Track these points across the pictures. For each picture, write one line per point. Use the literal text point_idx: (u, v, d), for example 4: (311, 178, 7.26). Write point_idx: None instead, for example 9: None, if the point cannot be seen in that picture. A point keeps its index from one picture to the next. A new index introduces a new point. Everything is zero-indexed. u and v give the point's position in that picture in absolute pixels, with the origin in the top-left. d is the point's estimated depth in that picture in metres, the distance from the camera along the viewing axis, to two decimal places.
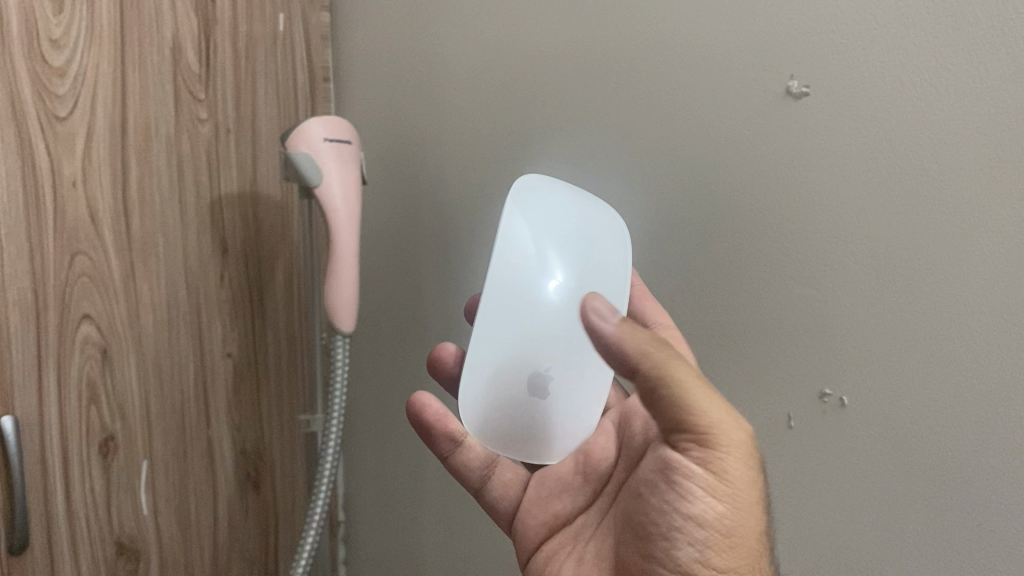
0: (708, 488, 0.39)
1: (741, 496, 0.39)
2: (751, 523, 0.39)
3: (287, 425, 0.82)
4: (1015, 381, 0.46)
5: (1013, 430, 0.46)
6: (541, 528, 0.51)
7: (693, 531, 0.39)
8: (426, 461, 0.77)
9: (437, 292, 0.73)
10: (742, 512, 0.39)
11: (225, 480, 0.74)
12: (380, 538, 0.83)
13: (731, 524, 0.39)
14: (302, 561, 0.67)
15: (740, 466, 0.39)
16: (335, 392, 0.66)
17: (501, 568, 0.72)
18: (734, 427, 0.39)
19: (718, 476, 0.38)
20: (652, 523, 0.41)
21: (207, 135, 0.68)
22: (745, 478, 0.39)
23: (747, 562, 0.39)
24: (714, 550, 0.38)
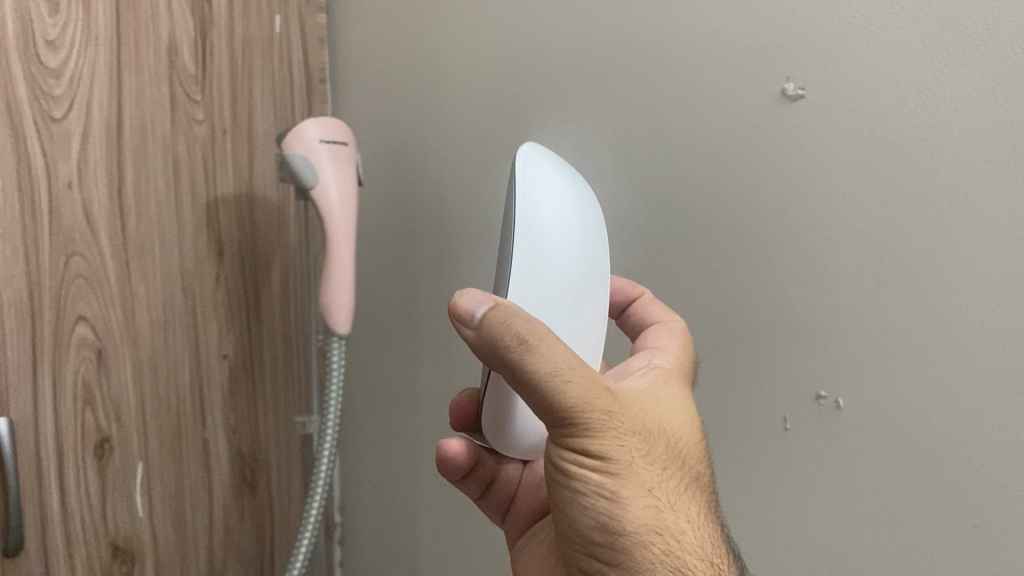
0: (577, 458, 0.37)
1: (612, 451, 0.37)
2: (638, 473, 0.37)
3: (282, 427, 0.82)
4: (1009, 384, 0.46)
5: (1009, 432, 0.46)
6: (533, 510, 0.53)
7: (586, 502, 0.37)
8: (422, 462, 0.77)
9: (433, 293, 0.73)
10: (621, 465, 0.37)
11: (221, 481, 0.74)
12: (375, 538, 0.83)
13: (616, 483, 0.37)
14: (298, 563, 0.67)
15: (608, 423, 0.37)
16: (331, 393, 0.66)
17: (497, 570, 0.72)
18: (590, 383, 0.36)
19: (583, 441, 0.36)
20: (560, 512, 0.39)
21: (203, 136, 0.68)
22: (605, 427, 0.37)
23: (647, 513, 0.37)
24: (610, 518, 0.37)
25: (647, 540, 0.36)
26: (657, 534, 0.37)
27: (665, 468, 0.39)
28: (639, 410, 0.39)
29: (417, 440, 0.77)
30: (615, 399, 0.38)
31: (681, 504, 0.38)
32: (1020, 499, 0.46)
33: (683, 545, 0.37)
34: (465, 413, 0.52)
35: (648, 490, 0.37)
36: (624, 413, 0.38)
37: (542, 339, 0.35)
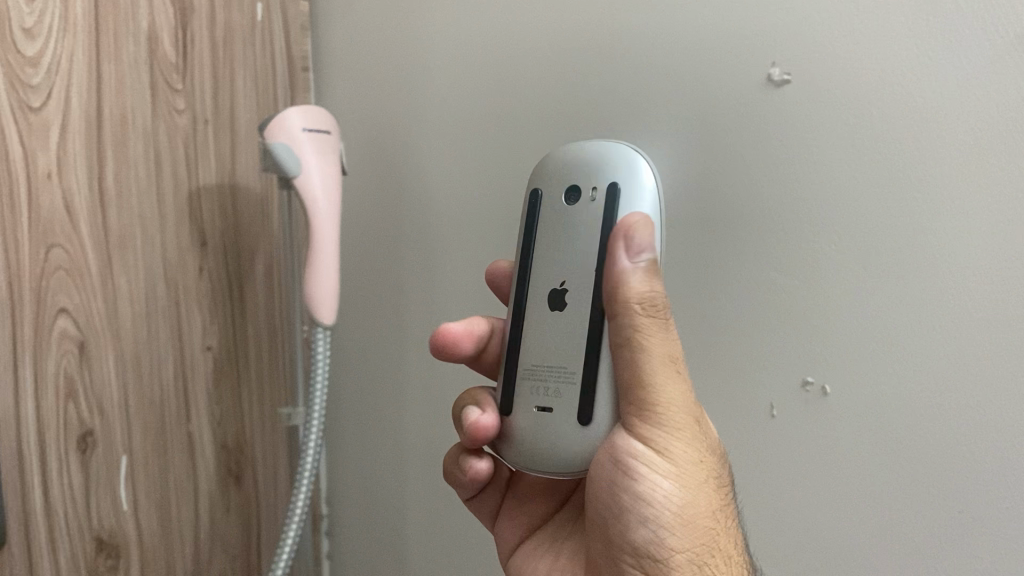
0: (655, 465, 0.41)
1: (686, 467, 0.42)
2: (701, 494, 0.42)
3: (267, 420, 0.80)
4: (992, 365, 0.46)
5: (992, 414, 0.46)
6: (517, 529, 0.54)
7: (651, 514, 0.41)
8: (408, 452, 0.77)
9: (418, 283, 0.73)
10: (691, 481, 0.42)
11: (207, 474, 0.73)
12: (362, 530, 0.83)
13: (683, 499, 0.41)
14: (284, 557, 0.66)
15: (687, 439, 0.42)
16: (317, 385, 0.66)
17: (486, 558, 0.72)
18: (682, 397, 0.42)
19: (663, 452, 0.41)
20: (617, 521, 0.43)
21: (185, 126, 0.68)
22: (684, 442, 0.42)
23: (704, 530, 0.42)
24: (670, 530, 0.41)
25: (698, 556, 0.41)
26: (709, 553, 0.41)
27: (721, 494, 0.44)
28: (710, 439, 0.44)
29: (404, 429, 0.77)
30: (697, 421, 0.43)
31: (728, 528, 0.43)
32: (1005, 484, 0.46)
33: (725, 565, 0.42)
34: (484, 435, 0.45)
35: (709, 510, 0.42)
36: (699, 435, 0.43)
37: (666, 315, 0.41)
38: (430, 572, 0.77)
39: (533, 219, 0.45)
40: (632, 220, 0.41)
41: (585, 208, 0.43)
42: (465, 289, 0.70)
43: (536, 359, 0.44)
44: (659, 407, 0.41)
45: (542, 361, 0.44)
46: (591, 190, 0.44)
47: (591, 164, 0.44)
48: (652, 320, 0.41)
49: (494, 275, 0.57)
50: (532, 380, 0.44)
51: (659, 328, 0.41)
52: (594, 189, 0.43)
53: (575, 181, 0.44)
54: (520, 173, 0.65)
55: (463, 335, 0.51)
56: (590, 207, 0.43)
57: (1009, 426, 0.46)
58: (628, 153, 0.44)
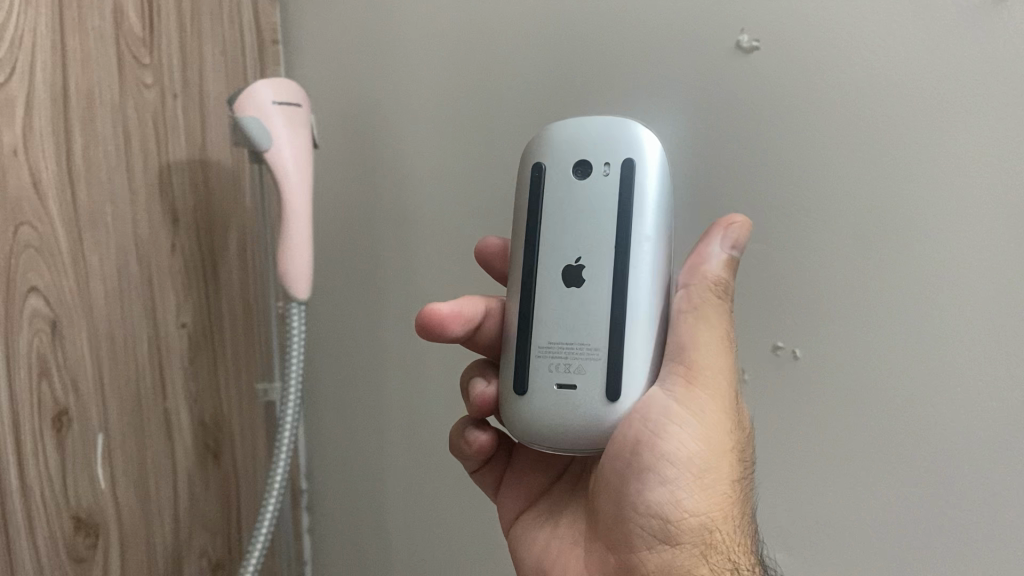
0: (686, 426, 0.42)
1: (713, 434, 0.43)
2: (723, 463, 0.43)
3: (244, 396, 0.80)
4: (955, 322, 0.48)
5: (954, 368, 0.48)
6: (518, 501, 0.54)
7: (671, 475, 0.42)
8: (387, 424, 0.77)
9: (392, 256, 0.73)
10: (717, 449, 0.43)
11: (184, 451, 0.73)
12: (341, 502, 0.83)
13: (705, 465, 0.42)
14: (263, 532, 0.66)
15: (721, 408, 0.43)
16: (293, 359, 0.65)
17: (467, 525, 0.73)
18: (722, 369, 0.43)
19: (695, 415, 0.42)
20: (631, 482, 0.43)
21: (153, 101, 0.67)
22: (717, 411, 0.43)
23: (720, 498, 0.43)
24: (687, 493, 0.42)
25: (711, 522, 0.42)
26: (721, 519, 0.43)
27: (740, 468, 0.45)
28: (739, 416, 0.45)
29: (382, 402, 0.77)
30: (730, 393, 0.44)
31: (741, 501, 0.44)
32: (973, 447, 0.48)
33: (733, 536, 0.43)
34: (488, 406, 0.48)
35: (729, 481, 0.43)
36: (730, 406, 0.44)
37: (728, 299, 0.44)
38: (411, 542, 0.78)
39: (539, 195, 0.44)
40: (736, 218, 0.45)
41: (598, 182, 0.42)
42: (441, 260, 0.70)
43: (551, 335, 0.42)
44: (699, 370, 0.42)
45: (558, 337, 0.42)
46: (604, 166, 0.43)
47: (598, 140, 0.43)
48: (718, 302, 0.43)
49: (489, 254, 0.56)
50: (546, 357, 0.42)
51: (721, 309, 0.43)
52: (607, 164, 0.43)
53: (583, 156, 0.43)
54: (493, 145, 0.65)
55: (451, 316, 0.50)
56: (604, 182, 0.42)
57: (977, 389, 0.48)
58: (633, 126, 0.43)
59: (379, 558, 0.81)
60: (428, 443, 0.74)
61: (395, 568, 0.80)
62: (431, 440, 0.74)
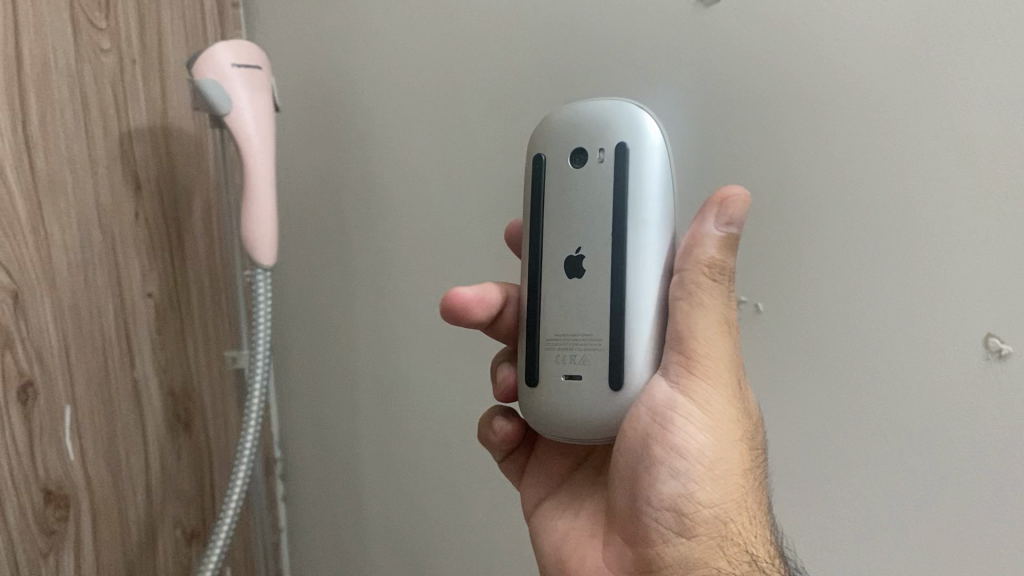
0: (694, 419, 0.40)
1: (722, 423, 0.41)
2: (734, 453, 0.42)
3: (214, 366, 0.80)
4: (922, 270, 0.46)
5: (916, 317, 0.47)
6: (536, 487, 0.53)
7: (681, 469, 0.41)
8: (358, 391, 0.77)
9: (360, 222, 0.72)
10: (728, 438, 0.41)
11: (155, 422, 0.73)
12: (314, 470, 0.83)
13: (716, 456, 0.41)
14: (234, 500, 0.66)
15: (728, 395, 0.41)
16: (260, 325, 0.65)
17: (439, 490, 0.73)
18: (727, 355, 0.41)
19: (702, 407, 0.40)
20: (643, 476, 0.42)
21: (111, 67, 0.65)
22: (725, 399, 0.41)
23: (734, 488, 0.41)
24: (699, 485, 0.41)
25: (725, 513, 0.41)
26: (735, 508, 0.41)
27: (753, 456, 0.43)
28: (746, 404, 0.43)
29: (353, 369, 0.76)
30: (738, 382, 0.42)
31: (755, 489, 0.43)
32: (937, 419, 0.46)
33: (749, 526, 0.42)
34: None
35: (742, 469, 0.42)
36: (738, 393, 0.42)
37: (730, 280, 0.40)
38: (384, 507, 0.78)
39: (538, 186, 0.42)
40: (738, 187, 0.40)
41: (593, 171, 0.40)
42: (407, 225, 0.69)
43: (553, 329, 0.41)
44: (706, 364, 0.40)
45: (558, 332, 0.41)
46: (596, 153, 0.40)
47: (593, 124, 0.40)
48: (714, 287, 0.39)
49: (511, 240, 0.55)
50: (552, 348, 0.41)
51: (720, 293, 0.40)
52: (602, 150, 0.40)
53: (580, 143, 0.41)
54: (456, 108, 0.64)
55: (476, 301, 0.48)
56: (598, 171, 0.40)
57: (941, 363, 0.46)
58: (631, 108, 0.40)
59: (354, 527, 0.81)
60: (398, 410, 0.74)
61: (370, 535, 0.80)
62: (402, 406, 0.74)
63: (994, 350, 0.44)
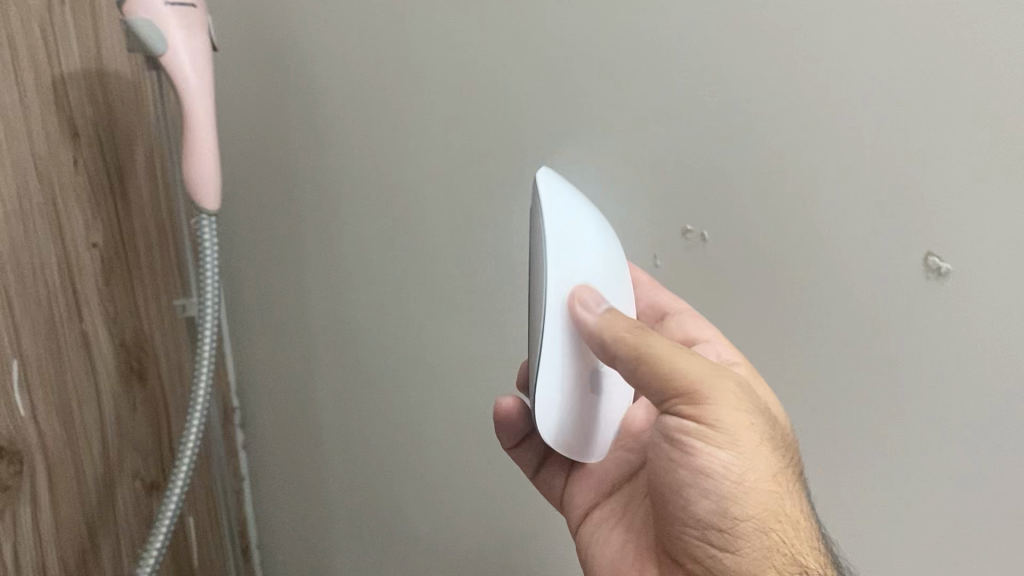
0: (707, 436, 0.36)
1: (746, 432, 0.37)
2: (762, 462, 0.37)
3: (167, 315, 0.78)
4: None
5: None
6: (589, 495, 0.49)
7: (709, 488, 0.37)
8: (316, 340, 0.76)
9: (309, 170, 0.69)
10: (755, 447, 0.37)
11: (107, 373, 0.72)
12: (274, 418, 0.83)
13: (743, 467, 0.37)
14: (188, 452, 0.65)
15: (741, 404, 0.37)
16: (207, 272, 0.64)
17: (398, 443, 0.72)
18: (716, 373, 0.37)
19: (711, 424, 0.37)
20: (676, 498, 0.39)
21: (39, 7, 0.62)
22: (739, 409, 0.37)
23: (771, 496, 0.37)
24: (730, 503, 0.37)
25: (766, 524, 0.37)
26: (777, 520, 0.37)
27: (791, 465, 0.39)
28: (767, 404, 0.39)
29: (310, 318, 0.75)
30: (744, 385, 0.38)
31: (798, 495, 0.39)
32: None
33: (795, 529, 0.38)
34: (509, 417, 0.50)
35: (777, 478, 0.38)
36: (751, 397, 0.38)
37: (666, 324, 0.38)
38: (346, 457, 0.77)
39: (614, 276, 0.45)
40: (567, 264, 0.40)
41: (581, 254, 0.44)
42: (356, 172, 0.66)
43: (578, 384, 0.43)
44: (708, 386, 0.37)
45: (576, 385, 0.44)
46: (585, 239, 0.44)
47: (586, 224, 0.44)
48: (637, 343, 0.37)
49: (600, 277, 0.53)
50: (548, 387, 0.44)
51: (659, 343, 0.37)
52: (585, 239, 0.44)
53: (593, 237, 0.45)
54: (382, 40, 0.60)
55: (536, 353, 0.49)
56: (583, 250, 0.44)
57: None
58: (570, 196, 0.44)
59: (318, 473, 0.81)
60: (356, 363, 0.73)
61: (334, 482, 0.80)
62: (359, 357, 0.72)
63: (933, 270, 0.38)
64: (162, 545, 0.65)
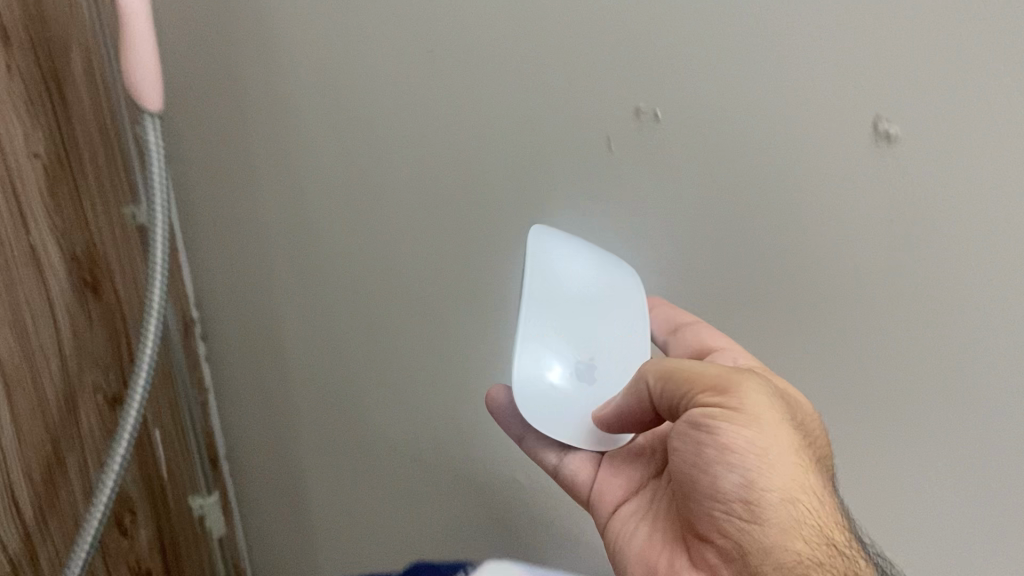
0: (733, 420, 0.43)
1: (779, 443, 0.43)
2: (785, 440, 0.43)
3: (116, 222, 0.77)
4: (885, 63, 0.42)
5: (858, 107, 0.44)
6: (615, 488, 0.54)
7: (733, 465, 0.42)
8: (274, 259, 0.72)
9: (249, 84, 0.64)
10: (778, 436, 0.43)
11: (60, 288, 0.70)
12: (234, 335, 0.80)
13: (764, 441, 0.43)
14: (145, 363, 0.65)
15: (766, 415, 0.43)
16: (155, 172, 0.62)
17: (363, 360, 0.72)
18: (744, 383, 0.44)
19: (745, 423, 0.43)
20: (698, 481, 0.44)
21: None
22: (766, 406, 0.44)
23: (800, 490, 0.42)
24: (758, 476, 0.42)
25: (792, 496, 0.42)
26: (800, 492, 0.42)
27: (812, 463, 0.44)
28: (794, 398, 0.46)
29: (263, 236, 0.72)
30: (777, 397, 0.45)
31: (818, 475, 0.44)
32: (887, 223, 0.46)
33: (818, 504, 0.43)
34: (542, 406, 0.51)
35: (803, 477, 0.43)
36: (779, 408, 0.44)
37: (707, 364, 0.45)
38: (308, 376, 0.77)
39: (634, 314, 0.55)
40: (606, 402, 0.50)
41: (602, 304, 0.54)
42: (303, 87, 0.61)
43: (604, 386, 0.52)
44: (731, 379, 0.44)
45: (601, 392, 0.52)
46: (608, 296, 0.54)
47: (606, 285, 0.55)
48: (691, 378, 0.45)
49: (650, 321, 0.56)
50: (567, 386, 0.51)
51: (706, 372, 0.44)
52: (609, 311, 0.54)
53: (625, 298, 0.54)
54: None
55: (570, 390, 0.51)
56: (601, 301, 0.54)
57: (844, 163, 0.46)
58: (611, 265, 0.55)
59: (283, 392, 0.80)
60: (316, 282, 0.71)
61: (301, 401, 0.79)
62: (320, 275, 0.70)
63: (884, 133, 0.44)
64: (125, 452, 0.65)
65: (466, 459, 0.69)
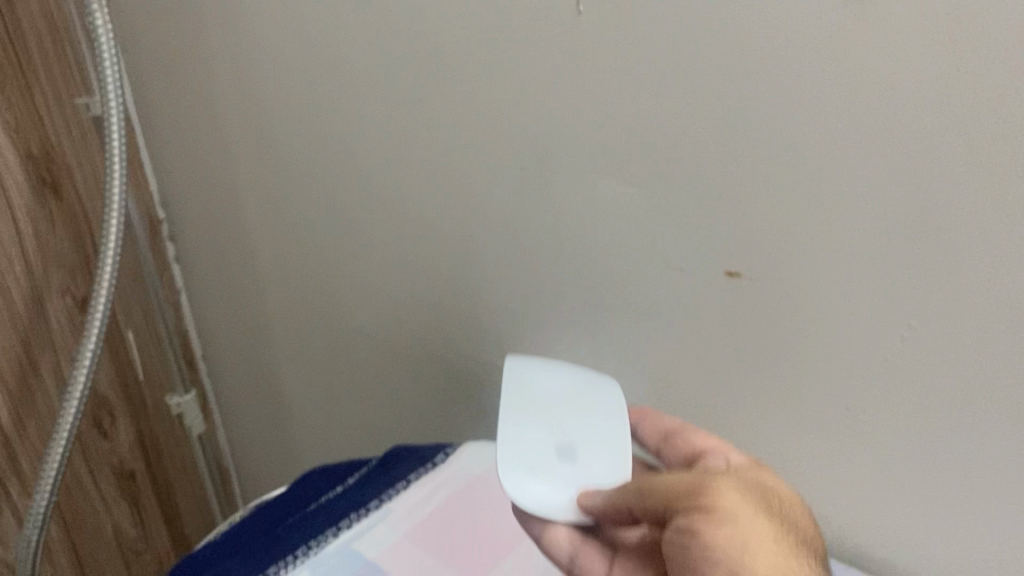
0: (708, 517, 0.33)
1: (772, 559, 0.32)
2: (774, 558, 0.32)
3: (72, 118, 0.74)
4: None
5: None
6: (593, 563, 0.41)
7: (710, 557, 0.32)
8: (241, 160, 0.70)
9: None
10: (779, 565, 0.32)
11: (16, 187, 0.67)
12: (206, 239, 0.79)
13: (739, 533, 0.33)
14: (109, 265, 0.63)
15: (763, 510, 0.35)
16: (107, 62, 0.59)
17: (335, 270, 0.69)
18: (731, 483, 0.35)
19: (711, 497, 0.34)
20: None
21: None
22: (757, 514, 0.34)
23: None
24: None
25: None
26: None
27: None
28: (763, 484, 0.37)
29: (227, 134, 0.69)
30: (782, 523, 0.34)
31: None
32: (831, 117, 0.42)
33: None
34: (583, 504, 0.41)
35: None
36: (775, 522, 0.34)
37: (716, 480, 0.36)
38: (281, 283, 0.74)
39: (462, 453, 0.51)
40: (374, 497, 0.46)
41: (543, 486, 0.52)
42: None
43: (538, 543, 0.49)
44: (706, 481, 0.36)
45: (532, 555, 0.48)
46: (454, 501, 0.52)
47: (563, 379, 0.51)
48: (683, 494, 0.35)
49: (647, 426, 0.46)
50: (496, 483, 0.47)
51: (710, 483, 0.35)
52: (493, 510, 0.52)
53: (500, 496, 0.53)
54: None
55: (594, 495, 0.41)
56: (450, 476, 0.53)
57: (726, 78, 0.40)
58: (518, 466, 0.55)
59: (256, 298, 0.78)
60: (278, 188, 0.68)
61: (274, 307, 0.77)
62: (287, 180, 0.67)
63: None
64: (92, 364, 0.63)
65: (439, 372, 0.66)
